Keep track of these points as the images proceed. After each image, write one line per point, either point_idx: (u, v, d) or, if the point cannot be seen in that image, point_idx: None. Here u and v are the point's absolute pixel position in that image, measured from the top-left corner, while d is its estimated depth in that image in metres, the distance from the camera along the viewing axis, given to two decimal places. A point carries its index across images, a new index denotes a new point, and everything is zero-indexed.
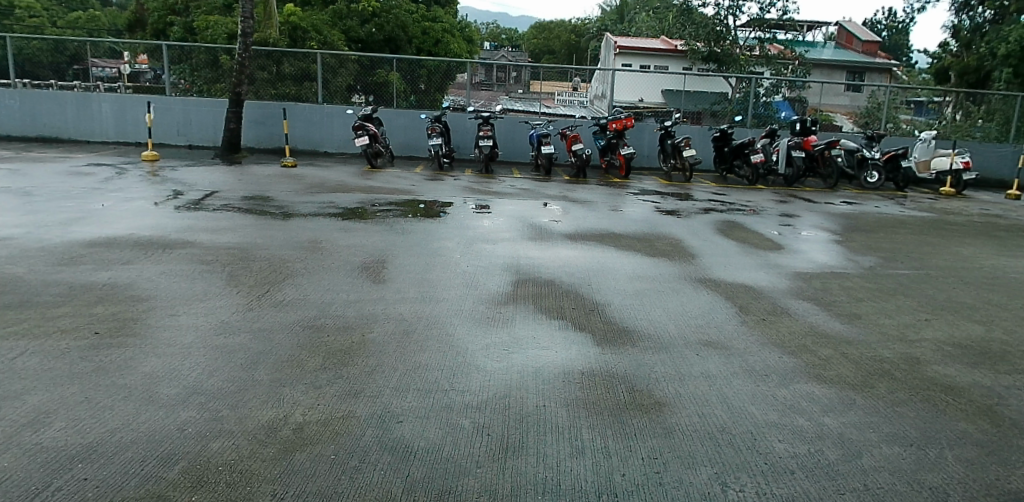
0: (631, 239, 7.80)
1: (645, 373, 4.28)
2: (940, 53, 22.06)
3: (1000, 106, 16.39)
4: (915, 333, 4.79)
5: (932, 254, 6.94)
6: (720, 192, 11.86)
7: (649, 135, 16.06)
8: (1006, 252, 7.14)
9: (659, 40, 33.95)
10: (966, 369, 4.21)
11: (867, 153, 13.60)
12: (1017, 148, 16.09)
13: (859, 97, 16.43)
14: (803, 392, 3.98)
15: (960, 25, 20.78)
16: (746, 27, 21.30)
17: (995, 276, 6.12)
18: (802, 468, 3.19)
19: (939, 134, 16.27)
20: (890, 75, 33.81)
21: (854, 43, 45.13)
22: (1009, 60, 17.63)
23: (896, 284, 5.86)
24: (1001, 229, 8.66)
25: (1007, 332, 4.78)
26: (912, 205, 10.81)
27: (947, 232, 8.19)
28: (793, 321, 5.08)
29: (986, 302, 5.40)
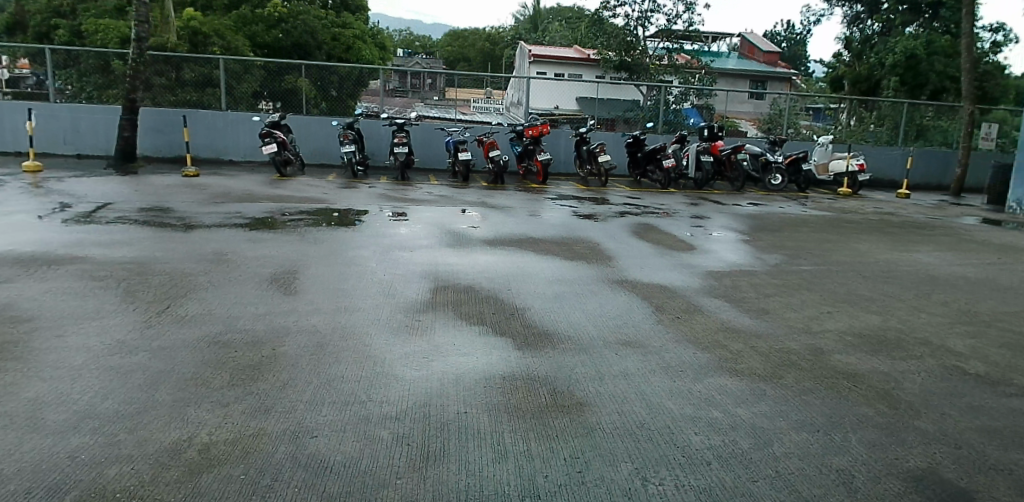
0: (550, 243, 7.85)
1: (566, 374, 4.29)
2: (834, 63, 23.39)
3: (889, 112, 17.54)
4: (818, 325, 5.00)
5: (831, 251, 7.35)
6: (634, 195, 12.23)
7: (564, 142, 16.28)
8: (897, 247, 7.62)
9: (572, 49, 34.61)
10: (865, 357, 4.38)
11: (770, 156, 14.13)
12: (905, 151, 17.51)
13: (762, 104, 17.31)
14: (716, 385, 4.09)
15: (851, 36, 22.59)
16: (655, 37, 22.13)
17: (888, 269, 6.53)
18: (718, 458, 3.28)
19: (836, 138, 17.37)
20: (790, 83, 35.70)
21: (756, 53, 47.17)
22: (896, 69, 20.38)
23: (798, 279, 6.17)
24: (891, 226, 9.30)
25: (902, 320, 5.01)
26: (812, 206, 11.43)
27: (845, 230, 8.70)
28: (706, 319, 5.23)
29: (882, 292, 5.72)
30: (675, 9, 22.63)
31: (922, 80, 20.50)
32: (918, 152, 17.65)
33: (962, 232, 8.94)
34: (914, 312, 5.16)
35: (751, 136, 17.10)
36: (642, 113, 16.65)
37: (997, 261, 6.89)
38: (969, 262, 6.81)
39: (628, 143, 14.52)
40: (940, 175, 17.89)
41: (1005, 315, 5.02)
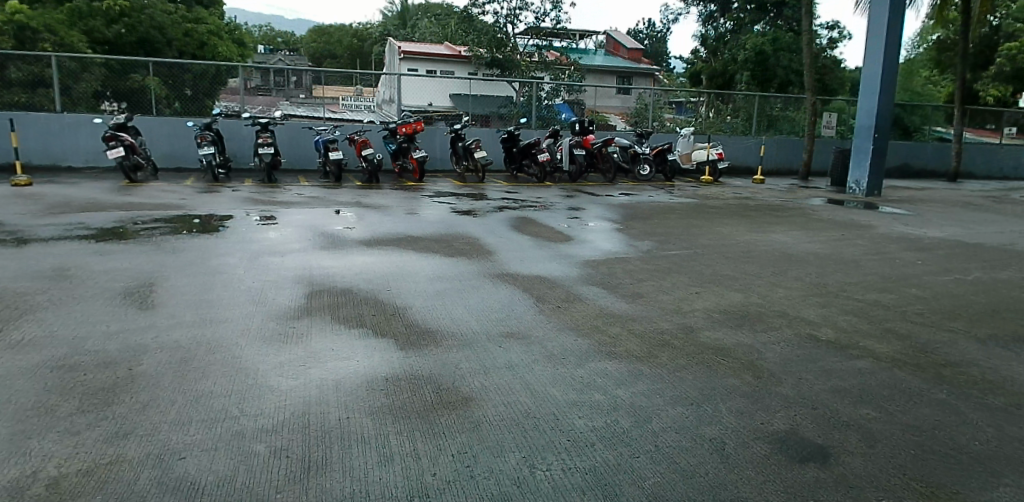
0: (429, 241, 7.71)
1: (451, 370, 4.22)
2: (692, 59, 25.10)
3: (743, 104, 18.92)
4: (689, 304, 5.21)
5: (697, 236, 7.78)
6: (512, 190, 12.36)
7: (440, 139, 16.16)
8: (754, 229, 8.21)
9: (444, 47, 34.44)
10: (731, 331, 4.62)
11: (637, 148, 14.94)
12: (759, 141, 18.90)
13: (629, 99, 18.01)
14: (597, 369, 4.17)
15: (706, 34, 24.35)
16: (524, 34, 22.53)
17: (747, 250, 7.01)
18: (601, 439, 3.37)
19: (697, 130, 18.54)
20: (654, 79, 37.52)
21: (621, 50, 49.05)
22: (747, 65, 22.35)
23: (668, 264, 6.47)
24: (748, 209, 10.02)
25: (761, 296, 5.36)
26: (677, 194, 12.12)
27: (708, 216, 9.27)
28: (585, 305, 5.29)
29: (743, 271, 6.11)
30: (543, 7, 23.13)
31: (771, 74, 22.51)
32: (769, 141, 19.10)
33: (809, 212, 9.80)
34: (772, 288, 5.55)
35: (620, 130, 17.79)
36: (515, 109, 16.87)
37: (838, 237, 7.61)
38: (815, 240, 7.47)
39: (503, 138, 14.60)
40: (789, 160, 19.42)
41: (849, 285, 5.53)
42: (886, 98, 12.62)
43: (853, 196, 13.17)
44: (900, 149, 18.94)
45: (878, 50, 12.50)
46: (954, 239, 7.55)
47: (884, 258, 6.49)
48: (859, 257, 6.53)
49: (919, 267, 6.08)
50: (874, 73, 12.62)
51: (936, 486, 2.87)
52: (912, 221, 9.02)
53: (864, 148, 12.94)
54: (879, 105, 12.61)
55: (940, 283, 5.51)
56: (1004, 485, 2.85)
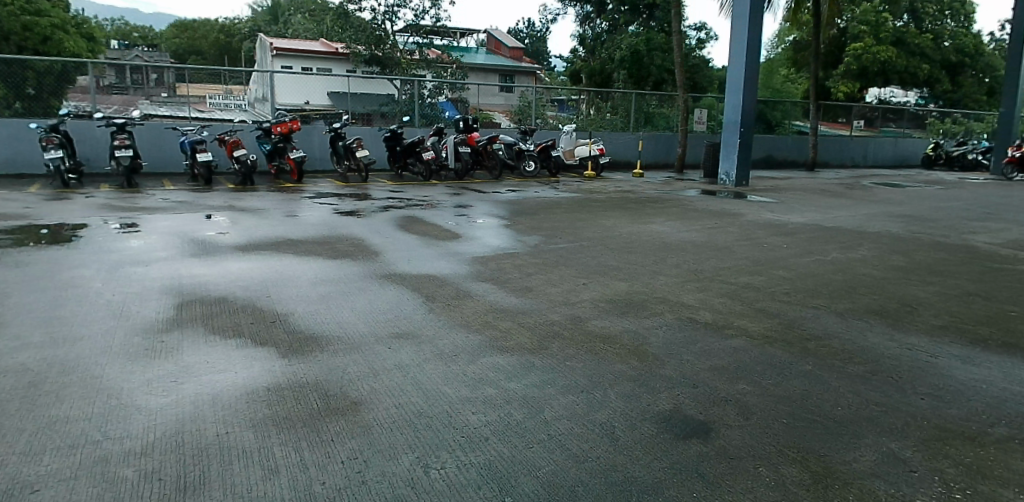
0: (310, 244, 7.38)
1: (338, 375, 4.04)
2: (572, 58, 25.93)
3: (622, 102, 19.48)
4: (577, 295, 5.30)
5: (582, 229, 7.98)
6: (397, 189, 12.12)
7: (319, 138, 15.59)
8: (636, 221, 8.55)
9: (320, 43, 33.24)
10: (617, 319, 4.75)
11: (522, 145, 15.12)
12: (637, 136, 19.58)
13: (512, 96, 18.04)
14: (489, 364, 4.14)
15: (585, 34, 25.50)
16: (404, 31, 22.22)
17: (629, 241, 7.27)
18: (495, 433, 3.35)
19: (579, 127, 18.73)
20: (535, 78, 38.22)
21: (502, 49, 49.43)
22: (623, 63, 23.41)
23: (555, 257, 6.59)
24: (629, 203, 10.44)
25: (644, 284, 5.57)
26: (561, 189, 12.40)
27: (592, 209, 9.56)
28: (475, 302, 5.25)
29: (626, 262, 6.34)
30: (422, 5, 22.90)
31: (646, 72, 23.63)
32: (647, 136, 19.85)
33: (684, 203, 10.36)
34: (654, 276, 5.79)
35: (504, 127, 17.82)
36: (398, 107, 16.53)
37: (711, 226, 8.09)
38: (690, 229, 7.89)
39: (385, 137, 14.25)
40: (665, 153, 20.27)
41: (724, 270, 5.88)
42: (750, 95, 13.61)
43: (724, 186, 14.10)
44: (764, 142, 20.38)
45: (741, 49, 13.45)
46: (812, 223, 8.25)
47: (753, 243, 6.97)
48: (731, 244, 6.97)
49: (784, 251, 6.58)
50: (739, 72, 13.57)
51: (804, 451, 3.10)
52: (775, 208, 9.77)
53: (731, 142, 13.89)
54: (743, 102, 13.55)
55: (802, 264, 6.00)
56: (863, 444, 3.13)
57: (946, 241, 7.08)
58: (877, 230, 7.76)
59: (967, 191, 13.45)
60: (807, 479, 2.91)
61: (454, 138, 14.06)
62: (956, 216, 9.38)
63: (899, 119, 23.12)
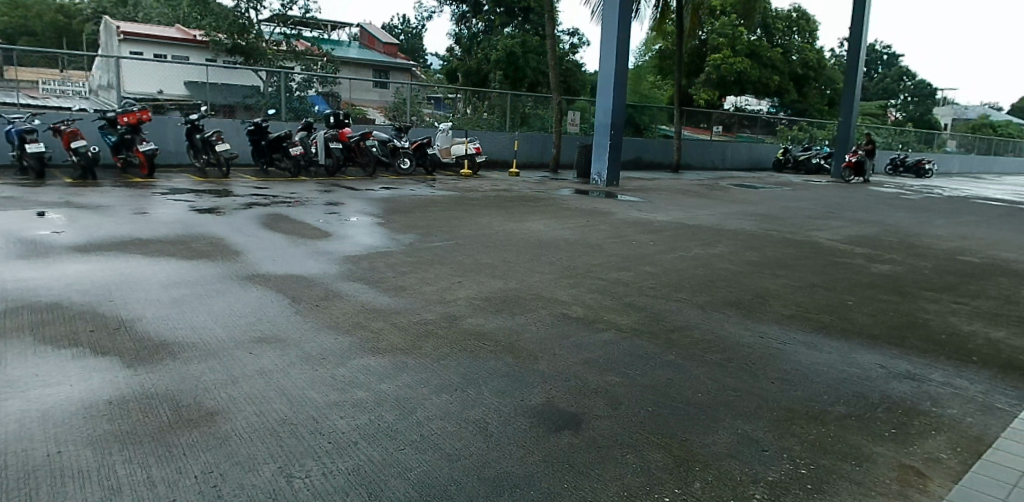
0: (165, 244, 6.77)
1: (192, 384, 3.70)
2: (448, 57, 26.27)
3: (498, 102, 19.29)
4: (450, 294, 5.22)
5: (458, 227, 7.93)
6: (263, 186, 11.52)
7: (174, 130, 14.36)
8: (511, 219, 8.63)
9: (175, 28, 30.95)
10: (492, 316, 4.72)
11: (396, 142, 14.77)
12: (512, 136, 19.42)
13: (387, 93, 17.38)
14: (359, 366, 3.96)
15: (461, 33, 25.77)
16: (270, 21, 21.25)
17: (504, 239, 7.31)
18: (365, 436, 3.20)
19: (455, 126, 18.45)
20: (411, 74, 37.07)
21: (376, 44, 46.71)
22: (499, 65, 23.80)
23: (430, 255, 6.48)
24: (504, 201, 10.56)
25: (518, 281, 5.58)
26: (436, 187, 12.28)
27: (468, 207, 9.56)
28: (345, 302, 5.03)
29: (501, 259, 6.35)
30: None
31: (522, 74, 24.07)
32: (522, 136, 19.73)
33: (557, 202, 10.62)
34: (528, 273, 5.84)
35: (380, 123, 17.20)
36: (264, 100, 15.66)
37: (583, 224, 8.32)
38: (564, 227, 8.07)
39: (249, 130, 13.44)
40: (540, 153, 20.22)
41: (594, 266, 6.04)
42: (619, 99, 14.25)
43: (595, 186, 14.65)
44: (633, 144, 21.27)
45: (610, 54, 14.05)
46: (675, 222, 8.72)
47: (622, 240, 7.23)
48: (602, 241, 7.19)
49: (650, 248, 6.87)
50: (609, 76, 14.14)
51: (669, 437, 3.22)
52: (643, 207, 10.22)
53: (603, 144, 14.45)
54: (613, 104, 14.18)
55: (667, 260, 6.29)
56: (722, 428, 3.29)
57: (792, 238, 7.72)
58: (733, 228, 8.32)
59: (811, 193, 14.81)
60: (672, 463, 3.01)
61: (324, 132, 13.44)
62: (800, 214, 10.28)
63: (754, 126, 24.86)
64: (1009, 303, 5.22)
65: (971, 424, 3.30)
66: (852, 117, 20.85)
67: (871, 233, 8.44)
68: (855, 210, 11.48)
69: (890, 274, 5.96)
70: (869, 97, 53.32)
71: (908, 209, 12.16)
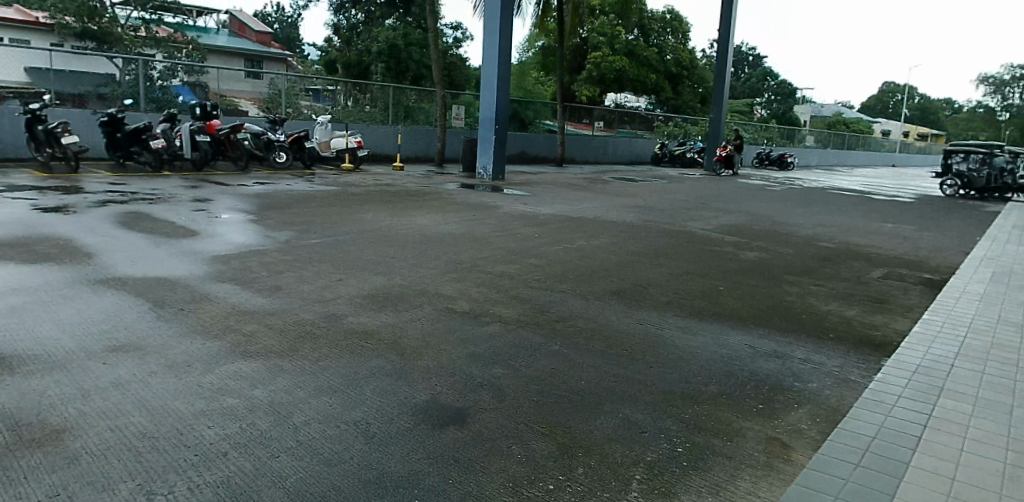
0: (4, 247, 6.04)
1: (32, 401, 3.29)
2: (326, 47, 25.62)
3: (380, 94, 18.51)
4: (330, 292, 5.00)
5: (338, 223, 7.66)
6: (119, 181, 10.65)
7: (10, 122, 12.63)
8: (395, 214, 8.46)
9: (13, 9, 27.91)
10: (374, 314, 4.57)
11: (271, 135, 14.14)
12: (395, 129, 18.66)
13: (259, 83, 16.38)
14: (229, 372, 3.69)
15: (339, 24, 25.07)
16: (126, 5, 19.80)
17: (387, 234, 7.14)
18: (236, 445, 2.97)
19: (334, 119, 17.52)
20: (287, 65, 34.08)
21: (248, 32, 41.29)
22: (381, 57, 23.52)
23: (308, 253, 6.20)
24: (387, 195, 10.34)
25: (403, 277, 5.45)
26: (317, 182, 11.80)
27: (349, 202, 9.29)
28: (214, 305, 4.70)
29: (385, 255, 6.18)
30: None
31: (403, 67, 23.97)
32: (404, 130, 19.04)
33: (443, 196, 10.53)
34: (412, 268, 5.71)
35: (253, 116, 16.07)
36: (119, 89, 14.19)
37: (468, 218, 8.28)
38: (449, 221, 8.01)
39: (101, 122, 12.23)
40: (424, 147, 19.53)
41: (480, 260, 6.01)
42: (502, 93, 14.39)
43: (482, 179, 14.59)
44: (518, 139, 21.47)
45: (493, 48, 14.16)
46: (559, 214, 8.88)
47: (508, 234, 7.26)
48: (488, 235, 7.17)
49: (535, 240, 6.94)
50: (492, 70, 14.24)
51: (554, 425, 3.23)
52: (528, 201, 10.32)
53: (488, 138, 14.47)
54: (497, 101, 14.31)
55: (551, 252, 6.37)
56: (605, 413, 3.35)
57: (669, 228, 8.07)
58: (615, 220, 8.59)
59: (687, 186, 15.60)
60: (557, 450, 3.02)
61: (189, 124, 12.57)
62: (677, 206, 10.78)
63: (633, 122, 25.71)
64: (859, 283, 5.70)
65: (829, 396, 3.54)
66: (722, 114, 22.19)
67: (741, 223, 8.98)
68: (726, 201, 12.19)
69: (757, 261, 6.36)
70: (737, 95, 56.94)
71: (772, 200, 13.08)
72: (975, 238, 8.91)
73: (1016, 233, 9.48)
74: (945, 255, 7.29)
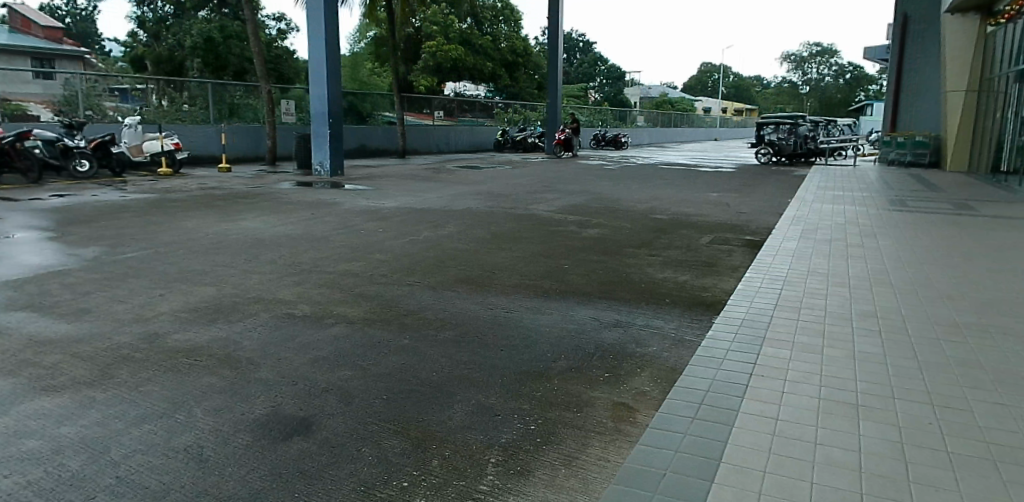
0: None
1: None
2: (131, 43, 23.96)
3: (199, 91, 16.83)
4: (150, 310, 4.53)
5: (159, 233, 7.01)
6: None
7: None
8: (224, 219, 7.89)
9: None
10: (204, 328, 4.20)
11: (68, 141, 12.67)
12: (218, 129, 16.99)
13: (52, 84, 14.32)
14: (28, 411, 3.20)
15: (144, 16, 23.66)
16: None
17: (216, 241, 6.64)
18: (39, 493, 2.57)
19: (146, 120, 15.85)
20: (83, 63, 30.65)
21: (33, 28, 34.03)
22: (197, 51, 22.40)
23: (122, 269, 5.58)
24: (214, 199, 9.64)
25: (235, 286, 5.07)
26: (134, 191, 10.69)
27: (169, 210, 8.54)
28: (5, 337, 4.07)
29: (213, 263, 5.74)
30: None
31: (224, 62, 23.03)
32: (230, 128, 17.40)
33: (278, 197, 10.00)
34: (246, 275, 5.34)
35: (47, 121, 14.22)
36: None
37: (307, 218, 7.88)
38: (287, 222, 7.60)
39: None
40: (253, 146, 17.97)
41: (321, 260, 5.75)
42: (333, 87, 13.98)
43: (318, 176, 14.11)
44: (356, 132, 20.85)
45: (318, 39, 13.67)
46: (403, 207, 8.74)
47: (350, 231, 7.02)
48: (329, 233, 6.90)
49: (380, 235, 6.75)
50: (320, 62, 13.77)
51: (405, 421, 3.12)
52: (370, 196, 10.05)
53: (321, 133, 14.01)
54: (328, 93, 13.87)
55: (396, 246, 6.22)
56: (456, 402, 3.28)
57: (515, 212, 8.21)
58: (461, 208, 8.59)
59: (533, 170, 15.94)
60: (409, 445, 2.91)
61: None
62: (520, 190, 11.01)
63: (473, 110, 25.91)
64: (691, 250, 6.11)
65: (668, 357, 3.73)
66: (558, 100, 23.08)
67: (582, 202, 9.31)
68: (568, 182, 12.58)
69: (598, 237, 6.62)
70: (573, 80, 58.54)
71: (610, 178, 13.73)
72: (785, 201, 9.91)
73: (819, 194, 10.65)
74: (762, 218, 8.03)
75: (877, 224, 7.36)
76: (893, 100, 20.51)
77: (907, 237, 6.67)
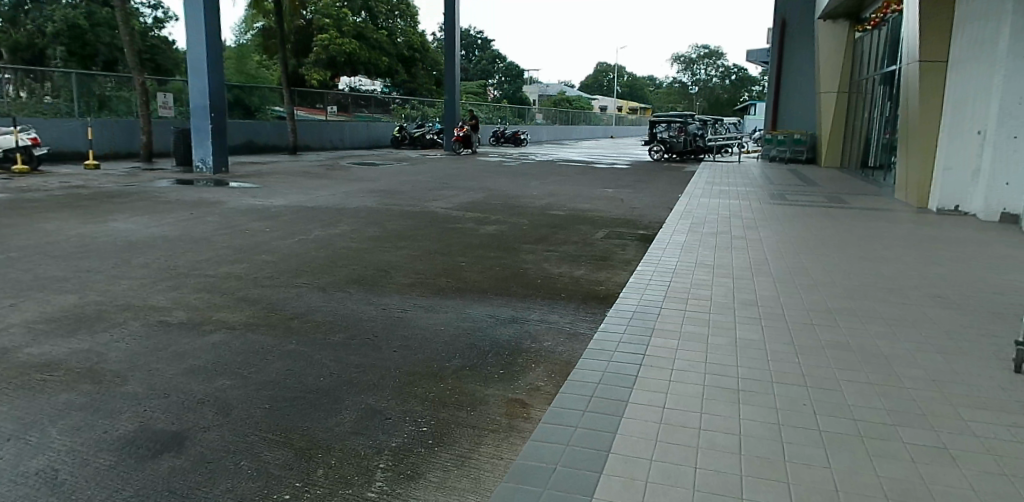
0: None
1: None
2: None
3: (63, 83, 15.64)
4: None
5: (14, 237, 6.39)
6: None
7: None
8: (92, 221, 7.30)
9: None
10: (64, 340, 3.85)
11: None
12: (83, 122, 15.79)
13: None
14: None
15: None
16: None
17: (81, 244, 6.13)
18: None
19: None
20: None
21: None
22: (59, 39, 20.99)
23: None
24: (80, 199, 8.91)
25: (101, 293, 4.69)
26: None
27: (26, 212, 7.81)
28: None
29: (76, 269, 5.29)
30: None
31: (92, 50, 21.87)
32: (97, 122, 16.16)
33: (154, 196, 9.39)
34: (115, 281, 4.95)
35: None
36: None
37: (189, 218, 7.43)
38: (166, 223, 7.14)
39: None
40: (127, 142, 16.90)
41: (201, 263, 5.43)
42: (216, 80, 13.33)
43: (200, 173, 13.41)
44: (242, 127, 19.97)
45: (198, 27, 12.92)
46: (294, 205, 8.43)
47: (235, 231, 6.69)
48: (212, 234, 6.54)
49: (267, 235, 6.47)
50: (200, 51, 13.04)
51: (289, 429, 2.98)
52: (258, 194, 9.62)
53: (202, 128, 13.37)
54: (209, 86, 13.20)
55: (284, 247, 5.97)
56: (344, 407, 3.17)
57: (412, 210, 8.09)
58: (355, 206, 8.38)
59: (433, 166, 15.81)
60: (293, 456, 2.77)
61: None
62: (416, 188, 10.89)
63: (369, 105, 25.51)
64: (587, 244, 6.22)
65: (561, 352, 3.77)
66: (456, 96, 23.09)
67: (480, 199, 9.31)
68: (467, 179, 12.54)
69: (495, 233, 6.63)
70: (471, 77, 58.60)
71: (509, 175, 13.86)
72: (676, 196, 10.33)
73: (709, 189, 11.17)
74: (654, 213, 8.32)
75: (760, 217, 7.78)
76: (774, 100, 21.82)
77: (789, 229, 7.08)
